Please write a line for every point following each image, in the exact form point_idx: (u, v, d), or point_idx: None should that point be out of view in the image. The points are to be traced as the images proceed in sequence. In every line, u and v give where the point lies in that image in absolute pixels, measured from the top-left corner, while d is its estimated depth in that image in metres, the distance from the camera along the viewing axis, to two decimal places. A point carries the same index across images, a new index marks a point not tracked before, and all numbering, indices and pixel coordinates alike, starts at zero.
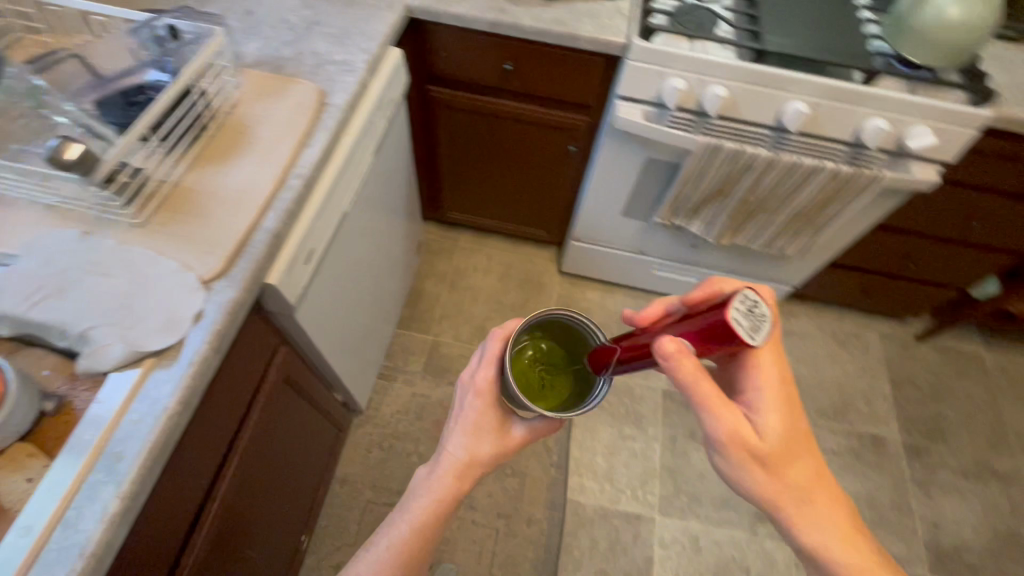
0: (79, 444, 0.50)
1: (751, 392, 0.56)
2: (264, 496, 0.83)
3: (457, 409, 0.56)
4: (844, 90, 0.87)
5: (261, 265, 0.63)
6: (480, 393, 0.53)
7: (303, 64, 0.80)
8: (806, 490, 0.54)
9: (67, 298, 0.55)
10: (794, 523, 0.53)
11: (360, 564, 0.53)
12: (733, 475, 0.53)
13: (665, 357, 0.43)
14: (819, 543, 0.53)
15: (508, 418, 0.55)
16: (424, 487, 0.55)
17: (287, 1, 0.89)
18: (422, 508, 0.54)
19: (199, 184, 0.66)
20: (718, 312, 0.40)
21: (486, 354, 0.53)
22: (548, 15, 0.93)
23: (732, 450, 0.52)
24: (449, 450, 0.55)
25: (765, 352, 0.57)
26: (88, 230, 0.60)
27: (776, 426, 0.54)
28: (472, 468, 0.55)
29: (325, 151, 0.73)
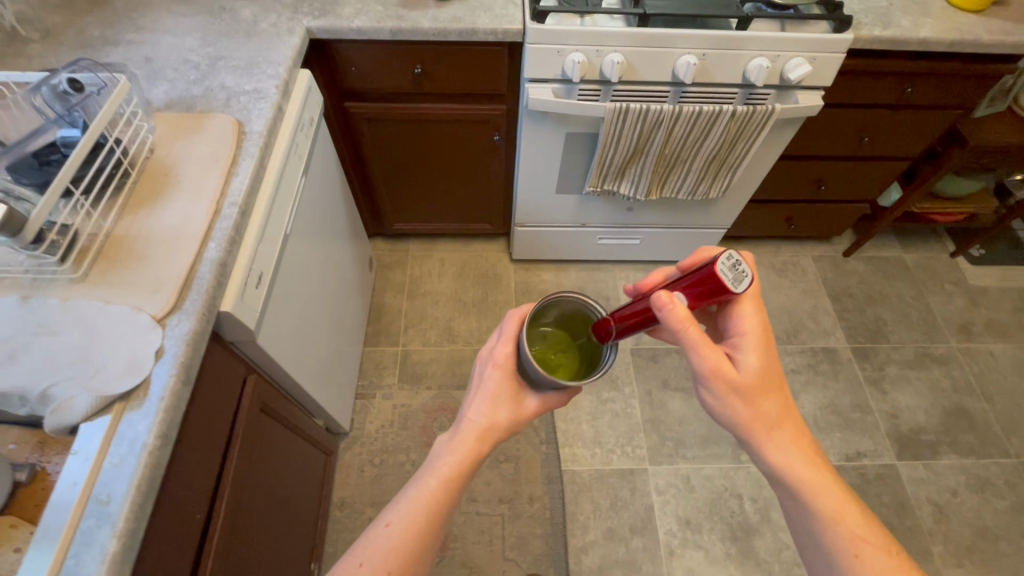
0: (62, 498, 0.50)
1: (736, 334, 0.57)
2: (264, 529, 0.83)
3: (475, 382, 0.59)
4: (725, 39, 0.96)
5: (212, 293, 0.64)
6: (498, 364, 0.58)
7: (215, 99, 0.81)
8: (779, 420, 0.56)
9: (20, 361, 0.55)
10: (767, 450, 0.56)
11: (387, 516, 0.54)
12: (713, 404, 0.56)
13: (663, 312, 0.47)
14: (786, 468, 0.55)
15: (523, 390, 0.59)
16: (447, 450, 0.57)
17: (187, 42, 0.90)
18: (446, 466, 0.56)
19: (132, 229, 0.66)
20: (706, 268, 0.45)
21: (503, 334, 0.58)
22: (445, 14, 0.98)
23: (712, 383, 0.54)
24: (467, 419, 0.58)
25: (750, 297, 0.58)
26: (27, 293, 0.60)
27: (757, 365, 0.56)
28: (492, 437, 0.58)
29: (254, 176, 0.75)
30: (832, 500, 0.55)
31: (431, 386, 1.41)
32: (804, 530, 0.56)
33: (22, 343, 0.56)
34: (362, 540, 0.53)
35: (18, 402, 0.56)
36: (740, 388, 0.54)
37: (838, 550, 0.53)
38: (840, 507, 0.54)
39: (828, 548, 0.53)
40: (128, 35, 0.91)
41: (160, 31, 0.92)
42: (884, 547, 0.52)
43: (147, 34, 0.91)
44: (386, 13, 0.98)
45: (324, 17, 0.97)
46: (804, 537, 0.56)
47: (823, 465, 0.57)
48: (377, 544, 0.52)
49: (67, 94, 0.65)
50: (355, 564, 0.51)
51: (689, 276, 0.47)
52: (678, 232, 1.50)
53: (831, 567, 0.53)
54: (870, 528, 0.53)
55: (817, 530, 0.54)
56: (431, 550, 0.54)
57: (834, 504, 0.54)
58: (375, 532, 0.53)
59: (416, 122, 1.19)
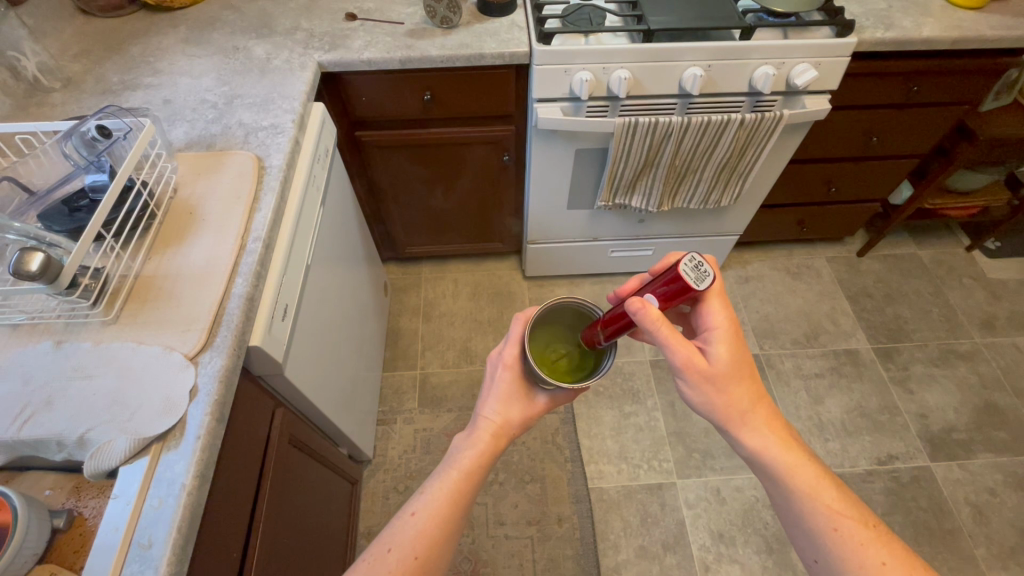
0: (104, 545, 0.49)
1: (703, 328, 0.56)
2: (296, 564, 0.82)
3: (487, 382, 0.59)
4: (731, 50, 0.97)
5: (242, 329, 0.64)
6: (507, 365, 0.57)
7: (234, 136, 0.83)
8: (751, 403, 0.55)
9: (54, 409, 0.55)
10: (742, 434, 0.55)
11: (412, 505, 0.54)
12: (689, 395, 0.55)
13: (638, 316, 0.46)
14: (762, 450, 0.55)
15: (533, 387, 0.58)
16: (465, 445, 0.57)
17: (203, 83, 0.92)
18: (468, 458, 0.56)
19: (160, 269, 0.67)
20: (672, 270, 0.44)
21: (509, 337, 0.57)
22: (452, 41, 1.00)
23: (686, 374, 0.53)
24: (482, 417, 0.58)
25: (715, 292, 0.57)
26: (61, 338, 0.61)
27: (727, 355, 0.55)
28: (506, 433, 0.58)
29: (275, 209, 0.75)
30: (806, 477, 0.54)
31: (452, 408, 1.40)
32: (783, 510, 0.55)
33: (56, 387, 0.57)
34: (387, 530, 0.52)
35: (54, 450, 0.56)
36: (713, 379, 0.54)
37: (817, 525, 0.52)
38: (815, 482, 0.53)
39: (807, 523, 0.52)
40: (147, 78, 0.93)
41: (177, 73, 0.94)
42: (859, 518, 0.51)
43: (164, 77, 0.93)
44: (395, 43, 1.00)
45: (335, 50, 0.99)
46: (786, 519, 0.55)
47: (796, 444, 0.56)
48: (406, 528, 0.52)
49: (95, 141, 0.67)
50: (383, 551, 0.51)
51: (658, 280, 0.46)
52: (690, 241, 1.50)
53: (813, 545, 0.52)
54: (845, 502, 0.52)
55: (796, 508, 0.53)
56: (453, 540, 0.53)
57: (806, 479, 0.53)
58: (401, 520, 0.53)
59: (424, 147, 1.21)
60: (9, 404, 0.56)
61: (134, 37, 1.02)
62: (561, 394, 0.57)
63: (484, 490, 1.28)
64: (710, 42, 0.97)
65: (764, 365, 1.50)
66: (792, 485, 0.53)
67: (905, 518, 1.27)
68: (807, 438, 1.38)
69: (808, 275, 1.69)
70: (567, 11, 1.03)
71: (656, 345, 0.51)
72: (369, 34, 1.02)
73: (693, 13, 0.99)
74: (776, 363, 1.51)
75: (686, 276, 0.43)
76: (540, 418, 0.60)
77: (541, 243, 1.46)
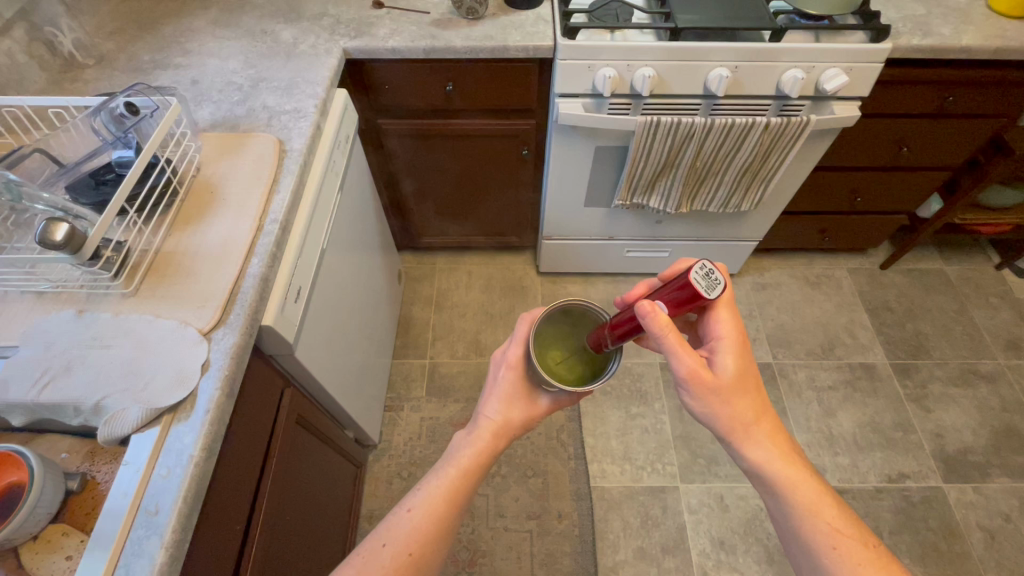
0: (115, 509, 0.51)
1: (710, 338, 0.56)
2: (298, 541, 0.84)
3: (490, 381, 0.59)
4: (759, 51, 0.95)
5: (255, 308, 0.66)
6: (511, 365, 0.57)
7: (258, 118, 0.85)
8: (754, 417, 0.55)
9: (73, 374, 0.57)
10: (744, 448, 0.54)
11: (409, 501, 0.55)
12: (693, 406, 0.54)
13: (647, 321, 0.46)
14: (765, 464, 0.54)
15: (537, 389, 0.58)
16: (464, 443, 0.57)
17: (231, 65, 0.94)
18: (467, 456, 0.56)
19: (179, 245, 0.69)
20: (682, 276, 0.44)
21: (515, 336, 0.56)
22: (478, 33, 1.00)
23: (690, 384, 0.53)
24: (484, 414, 0.58)
25: (724, 302, 0.56)
26: (83, 307, 0.63)
27: (733, 366, 0.54)
28: (507, 434, 0.59)
29: (294, 192, 0.77)
30: (809, 494, 0.53)
31: (459, 399, 1.41)
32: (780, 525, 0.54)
33: (76, 355, 0.59)
34: (384, 523, 0.53)
35: (71, 415, 0.58)
36: (718, 391, 0.53)
37: (816, 544, 0.51)
38: (817, 500, 0.53)
39: (807, 541, 0.51)
40: (176, 59, 0.95)
41: (205, 55, 0.96)
42: (860, 539, 0.51)
43: (193, 58, 0.95)
44: (420, 33, 1.00)
45: (361, 36, 1.00)
46: (785, 535, 0.54)
47: (799, 460, 0.55)
48: (400, 522, 0.53)
49: (123, 117, 0.68)
50: (377, 545, 0.52)
51: (668, 286, 0.46)
52: (707, 245, 1.48)
53: (812, 564, 0.51)
54: (847, 521, 0.52)
55: (797, 526, 0.52)
56: (446, 538, 0.54)
57: (807, 495, 0.53)
58: (396, 516, 0.54)
59: (445, 139, 1.22)
60: (30, 368, 0.57)
61: (164, 17, 1.04)
62: (564, 397, 0.57)
63: (486, 482, 1.28)
64: (738, 42, 0.95)
65: (776, 374, 1.48)
66: (792, 500, 0.53)
67: (913, 538, 1.24)
68: (816, 451, 1.36)
69: (828, 285, 1.66)
70: (594, 7, 1.02)
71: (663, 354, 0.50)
72: (395, 22, 1.02)
73: (723, 12, 0.97)
74: (789, 373, 1.48)
75: (702, 282, 0.42)
76: (540, 420, 0.60)
77: (557, 240, 1.46)
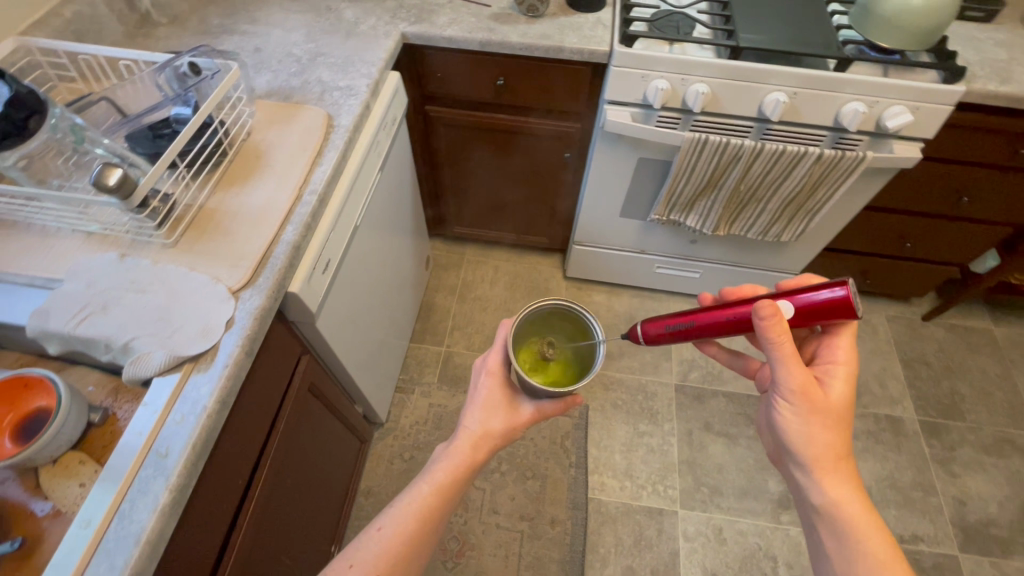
0: (129, 445, 0.54)
1: (827, 361, 0.61)
2: (296, 504, 0.86)
3: (472, 393, 0.63)
4: (820, 79, 0.92)
5: (283, 274, 0.67)
6: (491, 372, 0.62)
7: (310, 92, 0.87)
8: (838, 454, 0.56)
9: (109, 313, 0.60)
10: (822, 480, 0.56)
11: (379, 521, 0.57)
12: (785, 422, 0.57)
13: (765, 321, 0.52)
14: (838, 498, 0.55)
15: (517, 395, 0.62)
16: (444, 456, 0.61)
17: (292, 37, 0.97)
18: (443, 470, 0.59)
19: (221, 204, 0.71)
20: (820, 289, 0.53)
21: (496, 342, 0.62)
22: (535, 31, 1.00)
23: (792, 398, 0.56)
24: (465, 425, 0.62)
25: (845, 333, 0.62)
26: (126, 251, 0.66)
27: (839, 395, 0.58)
28: (488, 443, 0.62)
29: (336, 167, 0.79)
30: (873, 543, 0.52)
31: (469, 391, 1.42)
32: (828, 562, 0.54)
33: (114, 295, 0.62)
34: (351, 546, 0.55)
35: (102, 351, 0.61)
36: (816, 413, 0.56)
37: None
38: (887, 558, 0.51)
39: None
40: (243, 26, 0.99)
41: (270, 25, 0.99)
42: None
43: (259, 26, 0.99)
44: (478, 25, 1.01)
45: (421, 23, 1.01)
46: None
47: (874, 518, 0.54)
48: (366, 544, 0.55)
49: (186, 75, 0.72)
50: (344, 565, 0.54)
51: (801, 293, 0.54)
52: (741, 271, 1.44)
53: None
54: None
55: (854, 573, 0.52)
56: (421, 550, 0.57)
57: (879, 543, 0.53)
58: (367, 535, 0.56)
59: (489, 132, 1.22)
60: (71, 302, 0.61)
61: None
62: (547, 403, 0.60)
63: (484, 477, 1.29)
64: (799, 68, 0.93)
65: None
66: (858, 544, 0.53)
67: None
68: None
69: (864, 330, 1.59)
70: (656, 18, 1.01)
71: (772, 359, 0.55)
72: (455, 11, 1.03)
73: (787, 36, 0.95)
74: None
75: (853, 298, 0.51)
76: (526, 426, 0.62)
77: (588, 249, 1.45)
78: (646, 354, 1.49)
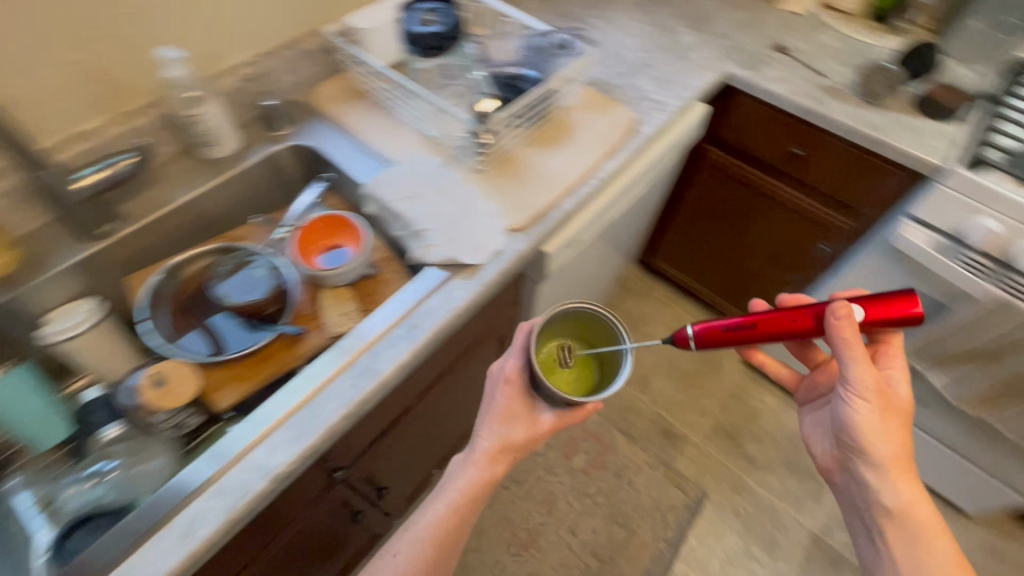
0: (397, 306, 0.65)
1: (885, 367, 0.66)
2: (440, 420, 0.96)
3: (487, 403, 0.61)
4: None
5: (548, 234, 0.75)
6: (508, 380, 0.60)
7: (627, 93, 0.94)
8: (902, 458, 0.61)
9: (418, 201, 0.75)
10: (885, 476, 0.61)
11: (394, 546, 0.59)
12: (853, 418, 0.61)
13: (841, 321, 0.55)
14: (910, 497, 0.61)
15: (538, 404, 0.60)
16: (462, 470, 0.60)
17: (629, 41, 1.05)
18: (462, 487, 0.59)
19: (526, 156, 0.81)
20: (878, 297, 0.57)
21: (513, 346, 0.61)
22: (864, 116, 0.94)
23: (874, 397, 0.59)
24: (482, 436, 0.60)
25: (891, 341, 0.67)
26: (446, 162, 0.80)
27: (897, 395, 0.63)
28: (511, 451, 0.61)
29: (623, 165, 0.85)
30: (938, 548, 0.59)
31: (600, 412, 1.40)
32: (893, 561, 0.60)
33: (428, 191, 0.76)
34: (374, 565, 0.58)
35: (399, 226, 0.74)
36: (892, 416, 0.60)
37: None
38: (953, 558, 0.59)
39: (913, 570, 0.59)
40: (592, 18, 1.10)
41: (615, 25, 1.09)
42: None
43: (605, 23, 1.09)
44: (806, 90, 0.99)
45: (748, 68, 1.02)
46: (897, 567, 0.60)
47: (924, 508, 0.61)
48: (384, 568, 0.57)
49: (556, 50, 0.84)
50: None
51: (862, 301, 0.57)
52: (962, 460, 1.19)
53: None
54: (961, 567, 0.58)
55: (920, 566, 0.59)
56: (449, 555, 0.60)
57: (944, 548, 0.59)
58: (383, 558, 0.58)
59: (753, 192, 1.19)
60: (398, 180, 0.77)
61: None
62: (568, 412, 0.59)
63: (577, 497, 1.28)
64: None
65: None
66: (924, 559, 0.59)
67: None
68: None
69: None
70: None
71: (844, 361, 0.57)
72: (786, 69, 1.02)
73: None
74: None
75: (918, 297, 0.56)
76: (547, 436, 0.61)
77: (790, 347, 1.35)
78: (794, 482, 1.33)
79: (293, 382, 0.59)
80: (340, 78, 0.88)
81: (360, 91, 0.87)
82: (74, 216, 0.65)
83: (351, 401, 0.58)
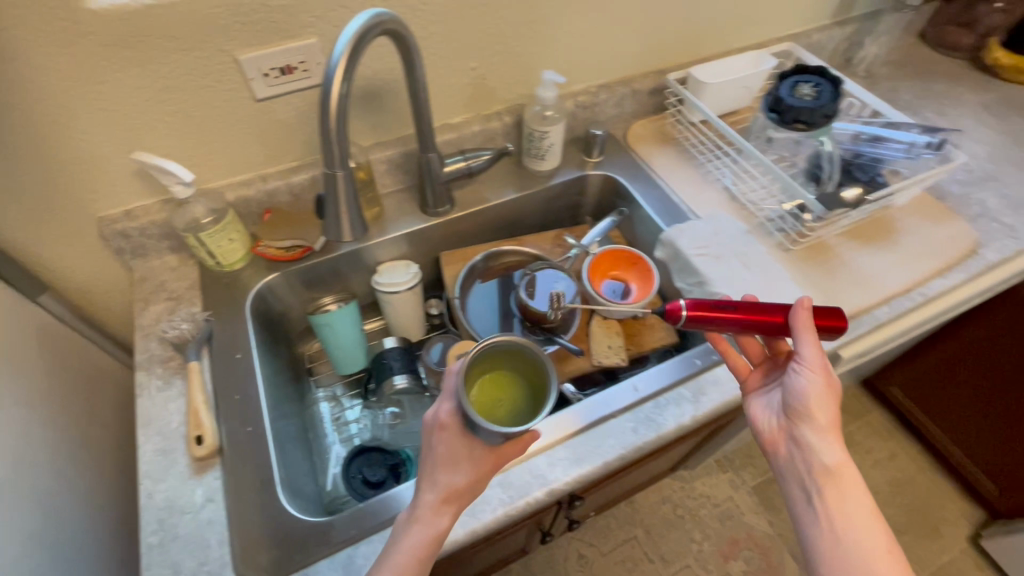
0: (685, 363, 0.63)
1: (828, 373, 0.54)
2: (638, 476, 0.93)
3: (422, 453, 0.49)
4: None
5: (851, 339, 0.68)
6: (443, 425, 0.47)
7: (966, 206, 0.82)
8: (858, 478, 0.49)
9: (718, 263, 0.73)
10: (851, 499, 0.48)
11: None
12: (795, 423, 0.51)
13: (797, 315, 0.51)
14: (867, 523, 0.47)
15: (475, 441, 0.48)
16: (407, 531, 0.47)
17: (972, 147, 0.93)
18: (410, 554, 0.46)
19: (839, 248, 0.75)
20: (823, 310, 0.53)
21: (445, 385, 0.48)
22: None
23: (824, 408, 0.50)
24: (426, 493, 0.48)
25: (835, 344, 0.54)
26: (751, 230, 0.77)
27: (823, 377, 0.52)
28: (458, 501, 0.48)
29: (953, 288, 0.73)
30: None
31: (775, 525, 1.24)
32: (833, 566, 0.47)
33: (728, 256, 0.73)
34: None
35: (687, 280, 0.74)
36: (832, 419, 0.50)
37: None
38: None
39: None
40: (929, 112, 0.99)
41: (954, 125, 0.97)
42: None
43: (944, 121, 0.97)
44: None
45: None
46: None
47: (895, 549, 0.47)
48: None
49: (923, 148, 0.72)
50: None
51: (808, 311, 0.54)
52: None
53: None
54: None
55: None
56: None
57: (880, 548, 0.47)
58: None
59: None
60: (700, 235, 0.76)
61: (941, 73, 1.07)
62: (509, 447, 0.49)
63: None
64: None
65: None
66: (850, 539, 0.47)
67: None
68: None
69: None
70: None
71: (799, 367, 0.50)
72: None
73: None
74: None
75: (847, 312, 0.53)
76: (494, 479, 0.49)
77: None
78: None
79: (579, 405, 0.60)
80: (655, 121, 0.92)
81: (673, 138, 0.89)
82: (429, 194, 0.75)
83: (629, 445, 0.57)
